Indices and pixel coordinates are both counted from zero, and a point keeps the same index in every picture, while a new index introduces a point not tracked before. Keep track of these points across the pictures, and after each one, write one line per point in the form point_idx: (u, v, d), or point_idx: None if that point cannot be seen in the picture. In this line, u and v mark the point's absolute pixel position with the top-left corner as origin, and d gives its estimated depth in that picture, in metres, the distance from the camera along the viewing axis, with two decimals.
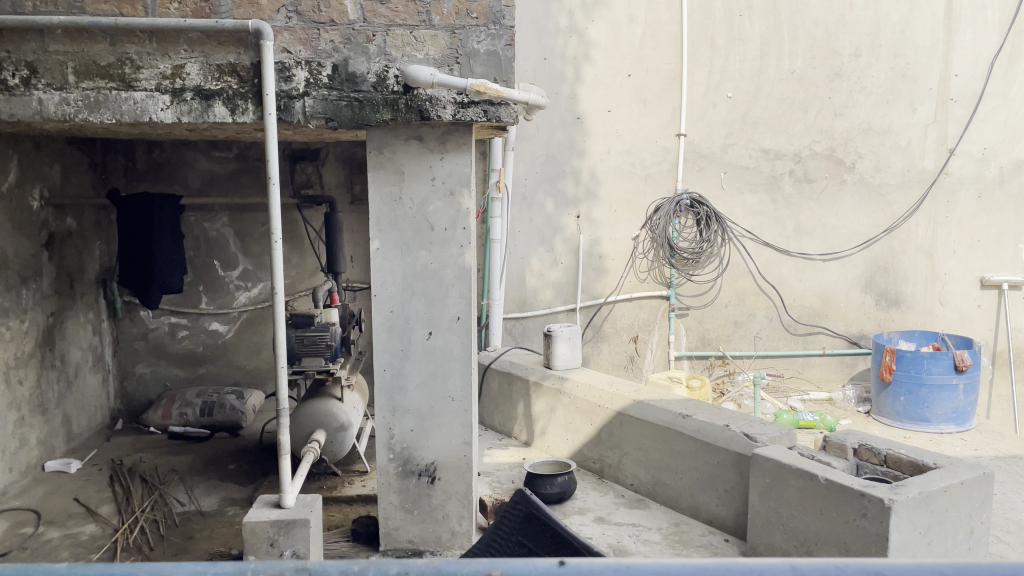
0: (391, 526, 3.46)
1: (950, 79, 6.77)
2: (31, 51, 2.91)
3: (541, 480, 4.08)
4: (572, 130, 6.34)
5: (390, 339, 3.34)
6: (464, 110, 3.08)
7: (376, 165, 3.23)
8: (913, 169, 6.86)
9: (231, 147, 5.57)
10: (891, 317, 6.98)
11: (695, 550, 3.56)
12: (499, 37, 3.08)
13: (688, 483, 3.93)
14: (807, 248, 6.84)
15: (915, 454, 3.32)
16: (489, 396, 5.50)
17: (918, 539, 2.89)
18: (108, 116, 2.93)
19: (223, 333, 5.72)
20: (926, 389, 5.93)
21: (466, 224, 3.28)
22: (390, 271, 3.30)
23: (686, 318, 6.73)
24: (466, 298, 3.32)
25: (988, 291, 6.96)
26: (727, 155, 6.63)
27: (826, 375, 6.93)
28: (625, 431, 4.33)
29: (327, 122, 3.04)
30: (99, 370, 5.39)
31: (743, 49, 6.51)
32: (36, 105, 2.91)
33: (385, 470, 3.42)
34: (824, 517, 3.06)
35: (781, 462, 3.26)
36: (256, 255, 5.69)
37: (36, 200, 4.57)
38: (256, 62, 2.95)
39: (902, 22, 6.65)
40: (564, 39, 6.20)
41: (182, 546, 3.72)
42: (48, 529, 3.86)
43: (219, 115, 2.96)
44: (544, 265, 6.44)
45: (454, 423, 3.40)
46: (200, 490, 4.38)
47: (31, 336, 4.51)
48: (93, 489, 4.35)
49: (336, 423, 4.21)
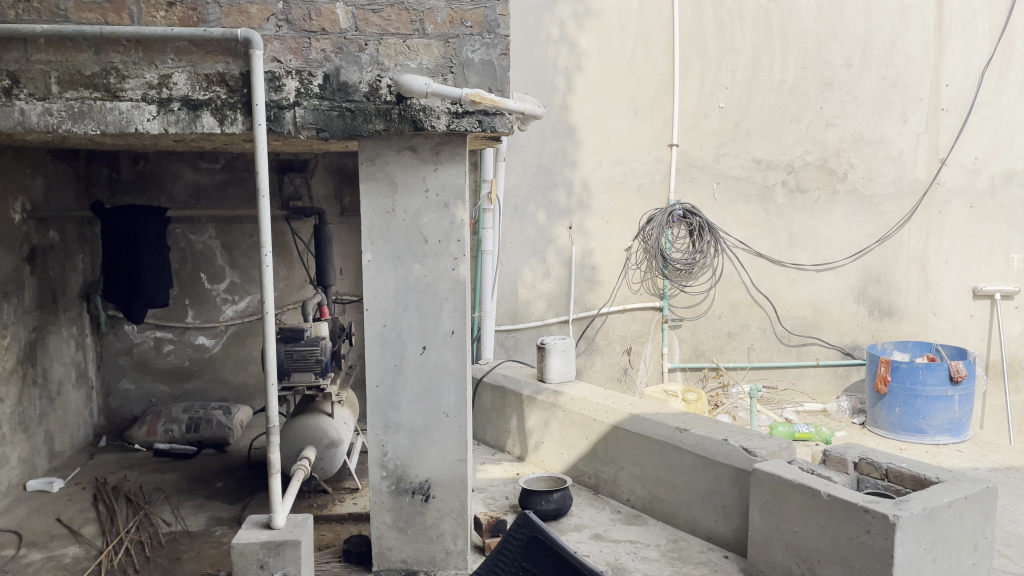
0: (384, 545, 3.38)
1: (941, 90, 6.81)
2: (12, 60, 2.82)
3: (536, 496, 3.99)
4: (564, 140, 6.29)
5: (383, 354, 3.26)
6: (459, 120, 3.02)
7: (368, 176, 3.16)
8: (905, 179, 6.87)
9: (218, 159, 5.49)
10: (885, 328, 6.97)
11: (694, 567, 3.49)
12: (494, 46, 3.03)
13: (685, 499, 3.86)
14: (800, 259, 6.82)
15: (917, 468, 3.28)
16: (482, 411, 5.41)
17: (923, 555, 2.84)
18: (92, 127, 2.85)
19: (210, 347, 5.61)
20: (921, 400, 5.93)
21: (460, 236, 3.22)
22: (382, 285, 3.22)
23: (680, 329, 6.68)
24: (460, 312, 3.26)
25: (981, 300, 6.99)
26: (720, 165, 6.62)
27: (820, 387, 6.92)
28: (621, 446, 4.27)
29: (318, 133, 2.97)
30: (82, 386, 5.27)
31: (735, 58, 6.51)
32: (18, 116, 2.83)
33: (377, 488, 3.33)
34: (827, 534, 3.01)
35: (783, 477, 3.20)
36: (243, 268, 5.60)
37: (17, 213, 4.46)
38: (246, 72, 2.89)
39: (893, 31, 6.68)
40: (555, 49, 6.17)
41: (169, 568, 3.60)
42: (30, 551, 3.73)
43: (207, 126, 2.89)
44: (536, 276, 6.36)
45: (449, 439, 3.32)
46: (187, 509, 4.26)
47: (13, 352, 4.39)
48: (76, 509, 4.23)
49: (326, 440, 4.12)
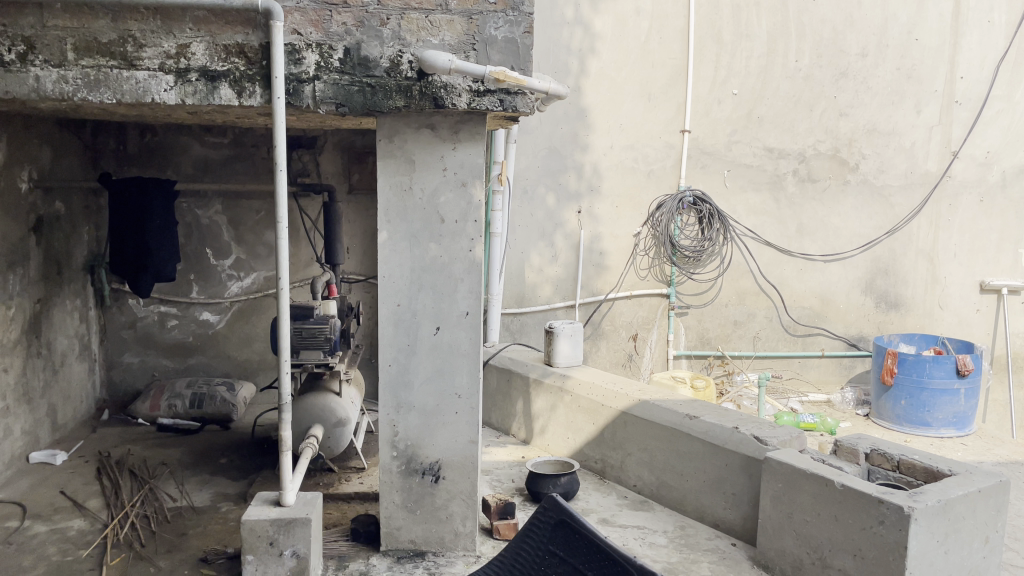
0: (393, 526, 3.37)
1: (956, 82, 6.77)
2: (28, 25, 2.76)
3: (544, 480, 3.97)
4: (575, 124, 6.23)
5: (396, 334, 3.23)
6: (480, 98, 2.97)
7: (386, 153, 3.12)
8: (916, 171, 6.84)
9: (226, 133, 5.42)
10: (891, 320, 6.97)
11: (702, 554, 3.50)
12: (517, 23, 2.98)
13: (694, 486, 3.86)
14: (808, 248, 6.80)
15: (930, 460, 3.28)
16: (488, 393, 5.40)
17: (936, 547, 2.84)
18: (108, 96, 2.80)
19: (214, 323, 5.58)
20: (928, 393, 5.95)
21: (477, 216, 3.18)
22: (397, 264, 3.19)
23: (686, 317, 6.67)
24: (476, 293, 3.23)
25: (988, 295, 6.99)
26: (731, 152, 6.57)
27: (825, 377, 6.93)
28: (629, 431, 4.26)
29: (338, 107, 2.92)
30: (85, 359, 5.22)
31: (751, 45, 6.45)
32: (33, 82, 2.78)
33: (387, 468, 3.32)
34: (839, 524, 3.01)
35: (795, 466, 3.19)
36: (249, 243, 5.55)
37: (24, 181, 4.40)
38: (265, 43, 2.83)
39: (909, 22, 6.63)
40: (570, 31, 6.08)
41: (175, 543, 3.58)
42: (34, 523, 3.71)
43: (225, 98, 2.84)
44: (544, 260, 6.31)
45: (460, 421, 3.31)
46: (192, 484, 4.24)
47: (17, 323, 4.34)
48: (80, 481, 4.21)
49: (334, 419, 4.09)
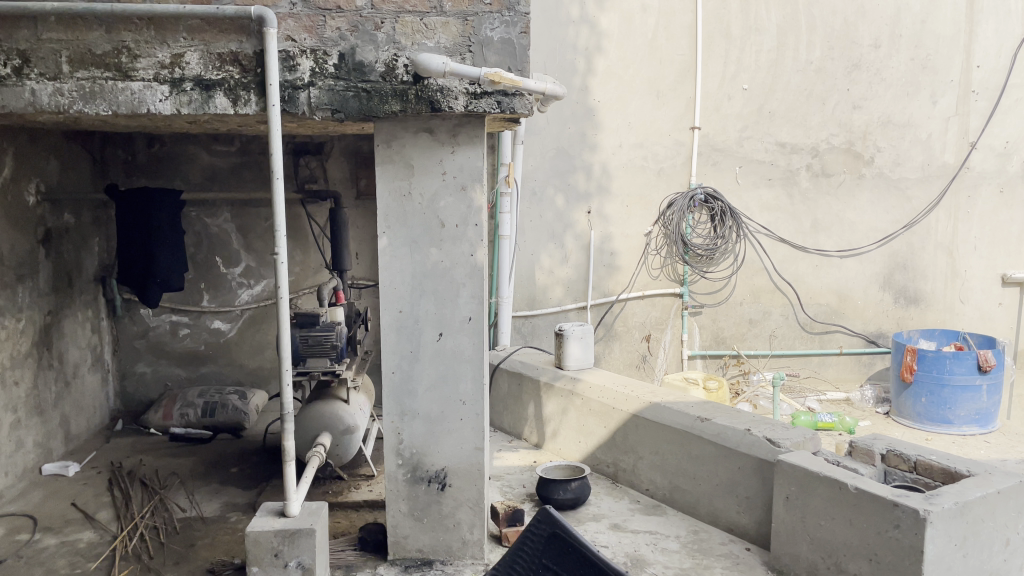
0: (400, 534, 3.33)
1: (972, 71, 6.63)
2: (23, 39, 2.76)
3: (554, 486, 3.90)
4: (583, 123, 6.16)
5: (399, 341, 3.20)
6: (476, 101, 2.92)
7: (385, 159, 3.08)
8: (933, 164, 6.70)
9: (233, 141, 5.43)
10: (910, 316, 6.83)
11: (716, 560, 3.42)
12: (514, 23, 2.93)
13: (707, 490, 3.78)
14: (824, 244, 6.68)
15: (948, 461, 3.18)
16: (499, 397, 5.36)
17: (954, 551, 2.75)
18: (104, 108, 2.79)
19: (225, 331, 5.59)
20: (949, 390, 5.82)
21: (477, 220, 3.14)
22: (398, 270, 3.15)
23: (700, 316, 6.58)
24: (478, 298, 3.18)
25: (1010, 288, 6.83)
26: (743, 148, 6.47)
27: (844, 375, 6.81)
28: (641, 434, 4.19)
29: (334, 113, 2.90)
30: (98, 369, 5.25)
31: (760, 39, 6.35)
32: (28, 96, 2.77)
33: (393, 476, 3.28)
34: (854, 528, 2.92)
35: (808, 469, 3.11)
36: (259, 251, 5.56)
37: (32, 195, 4.43)
38: (259, 50, 2.81)
39: (922, 11, 6.49)
40: (575, 29, 6.01)
41: (182, 554, 3.57)
42: (45, 536, 3.73)
43: (220, 107, 2.82)
44: (554, 262, 6.26)
45: (465, 428, 3.26)
46: (202, 494, 4.23)
47: (28, 335, 4.37)
48: (92, 493, 4.22)
49: (342, 427, 4.06)
